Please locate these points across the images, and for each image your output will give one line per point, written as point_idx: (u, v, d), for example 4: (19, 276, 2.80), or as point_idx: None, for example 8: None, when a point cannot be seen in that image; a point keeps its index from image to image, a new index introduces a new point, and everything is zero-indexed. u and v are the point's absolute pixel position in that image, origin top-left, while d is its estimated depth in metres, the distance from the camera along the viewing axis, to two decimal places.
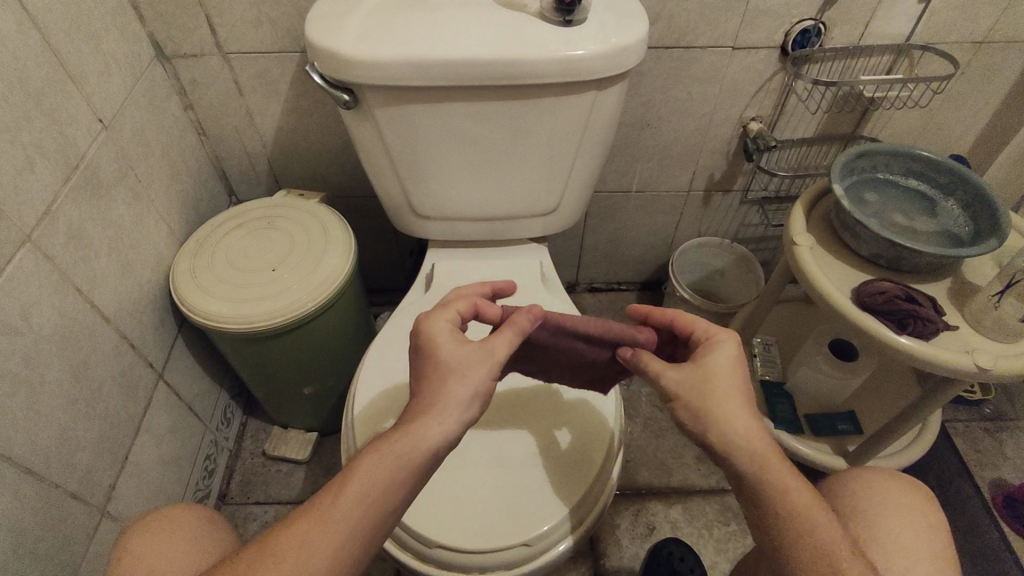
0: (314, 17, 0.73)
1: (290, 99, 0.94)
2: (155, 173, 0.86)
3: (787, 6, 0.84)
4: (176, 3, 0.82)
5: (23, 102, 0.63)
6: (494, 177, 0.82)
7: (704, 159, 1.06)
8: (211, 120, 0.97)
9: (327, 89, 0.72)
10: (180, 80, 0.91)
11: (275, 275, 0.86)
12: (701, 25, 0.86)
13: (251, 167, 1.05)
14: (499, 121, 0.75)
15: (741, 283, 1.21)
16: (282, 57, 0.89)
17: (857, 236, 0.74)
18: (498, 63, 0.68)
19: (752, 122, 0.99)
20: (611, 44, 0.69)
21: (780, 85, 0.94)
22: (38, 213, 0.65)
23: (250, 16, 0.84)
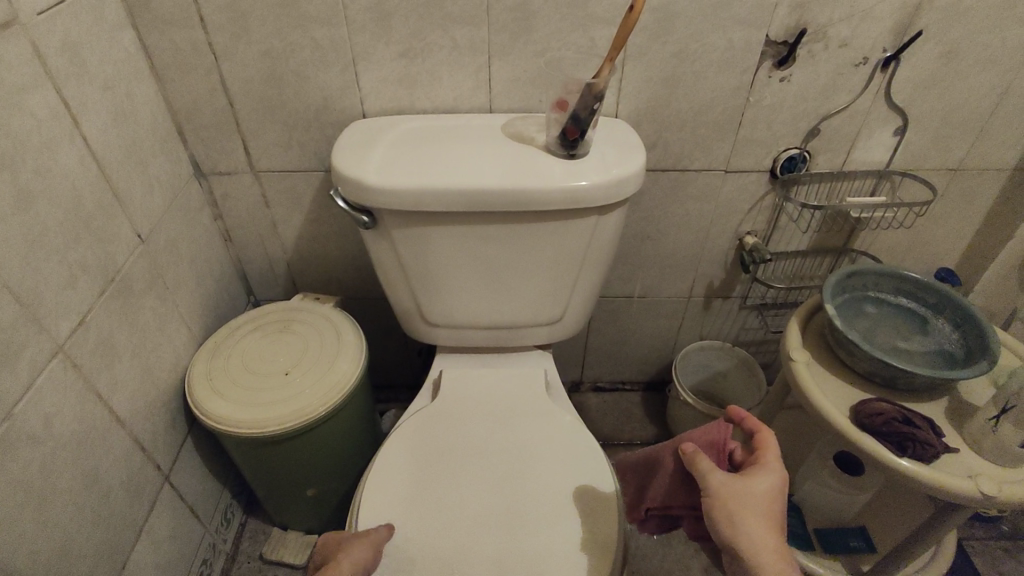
0: (342, 147, 0.81)
1: (313, 211, 1.01)
2: (181, 280, 0.92)
3: (774, 137, 0.92)
4: (218, 129, 0.91)
5: (75, 225, 0.69)
6: (502, 290, 0.86)
7: (702, 269, 1.11)
8: (238, 228, 1.04)
9: (350, 211, 0.78)
10: (212, 193, 0.99)
11: (287, 380, 0.89)
12: (695, 152, 0.94)
13: (271, 270, 1.11)
14: (508, 240, 0.80)
15: (744, 386, 1.22)
16: (308, 175, 0.96)
17: (851, 353, 0.76)
18: (507, 191, 0.74)
19: (747, 236, 1.04)
20: (611, 175, 0.75)
21: (772, 204, 1.01)
22: (73, 324, 0.69)
23: (282, 141, 0.92)
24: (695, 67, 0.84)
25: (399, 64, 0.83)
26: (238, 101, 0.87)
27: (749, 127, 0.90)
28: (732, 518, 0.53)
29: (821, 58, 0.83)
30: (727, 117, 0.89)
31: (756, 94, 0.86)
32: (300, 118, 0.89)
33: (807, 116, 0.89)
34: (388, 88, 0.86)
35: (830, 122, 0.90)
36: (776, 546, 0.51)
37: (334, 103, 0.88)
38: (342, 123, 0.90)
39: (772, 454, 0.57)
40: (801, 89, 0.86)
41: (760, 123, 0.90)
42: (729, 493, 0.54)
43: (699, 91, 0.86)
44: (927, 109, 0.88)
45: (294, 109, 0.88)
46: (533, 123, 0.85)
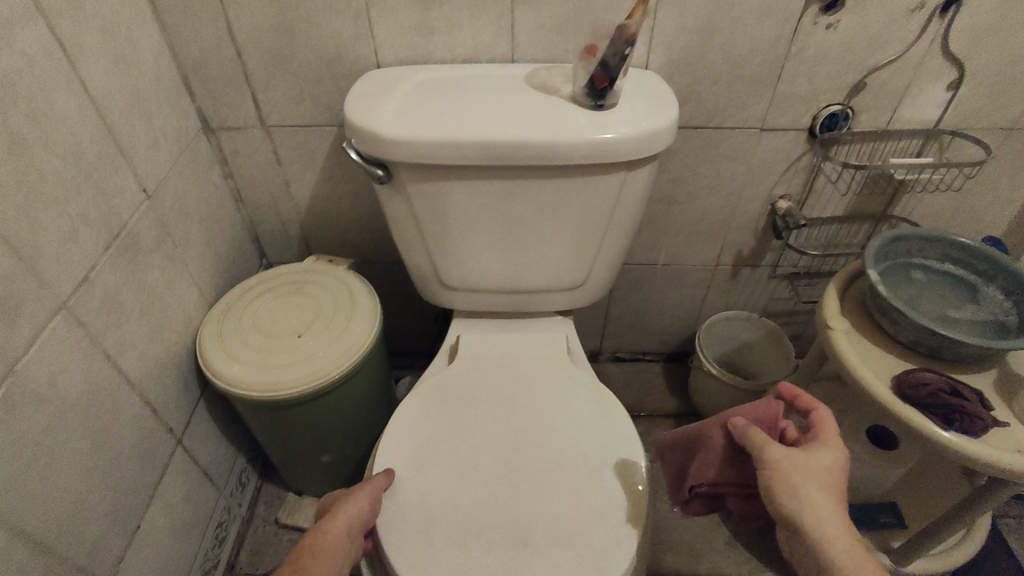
0: (356, 97, 0.76)
1: (325, 170, 0.97)
2: (191, 239, 0.89)
3: (815, 92, 0.86)
4: (226, 81, 0.87)
5: (74, 175, 0.65)
6: (522, 252, 0.82)
7: (731, 235, 1.06)
8: (249, 188, 1.00)
9: (364, 165, 0.74)
10: (222, 150, 0.95)
11: (301, 342, 0.86)
12: (730, 108, 0.88)
13: (283, 232, 1.07)
14: (531, 198, 0.76)
15: (769, 358, 1.17)
16: (320, 131, 0.92)
17: (895, 321, 0.71)
18: (531, 145, 0.69)
19: (781, 200, 0.99)
20: (642, 128, 0.70)
21: (809, 166, 0.95)
22: (77, 280, 0.66)
23: (293, 94, 0.88)
24: (733, 13, 0.78)
25: (416, 10, 0.78)
26: (246, 50, 0.83)
27: (788, 80, 0.84)
28: (798, 492, 0.50)
29: (872, 3, 0.76)
30: (766, 69, 0.83)
31: (798, 43, 0.80)
32: (312, 69, 0.85)
33: (853, 68, 0.83)
34: (404, 36, 0.81)
35: (877, 75, 0.83)
36: (845, 520, 0.49)
37: (347, 52, 0.83)
38: (355, 75, 0.86)
39: (831, 428, 0.55)
40: (848, 38, 0.80)
41: (801, 76, 0.84)
42: (786, 461, 0.52)
43: (737, 40, 0.80)
44: (985, 60, 0.81)
45: (306, 60, 0.84)
46: (558, 74, 0.79)
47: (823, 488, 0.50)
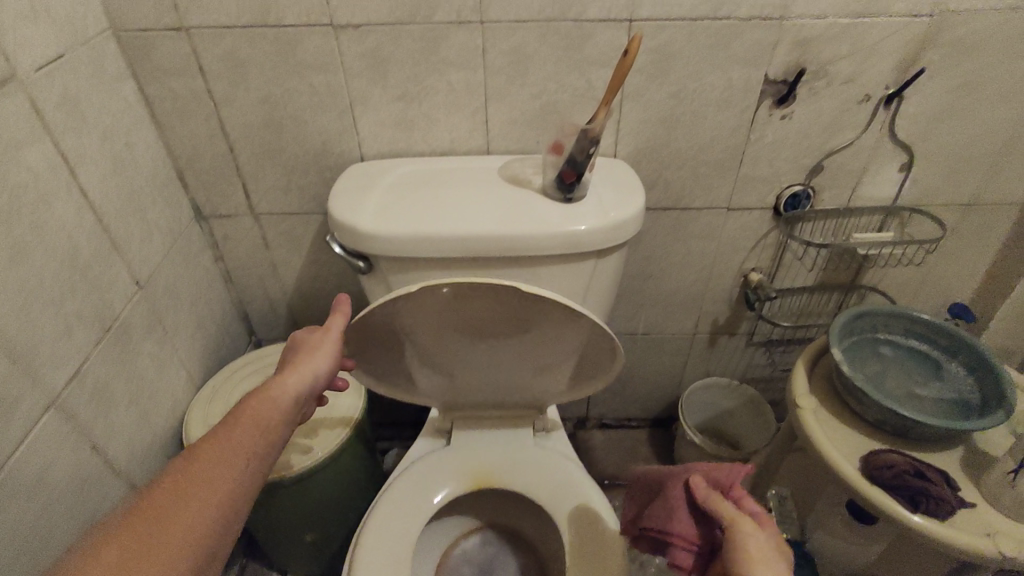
0: (338, 194, 0.80)
1: (312, 252, 1.01)
2: (181, 323, 0.92)
3: (776, 175, 0.90)
4: (218, 173, 0.91)
5: (71, 276, 0.69)
6: (500, 338, 0.84)
7: (707, 305, 1.09)
8: (238, 269, 1.04)
9: (346, 257, 0.78)
10: (213, 235, 0.99)
11: None
12: (697, 190, 0.92)
13: (271, 310, 1.10)
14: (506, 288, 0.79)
15: (750, 424, 1.19)
16: (308, 217, 0.96)
17: (862, 402, 0.73)
18: (504, 240, 0.73)
19: (752, 273, 1.02)
20: (610, 218, 0.74)
21: (776, 241, 0.99)
22: (69, 375, 0.68)
23: (282, 184, 0.92)
24: (693, 107, 0.83)
25: (396, 109, 0.84)
26: (238, 146, 0.88)
27: (750, 165, 0.89)
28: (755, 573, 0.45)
29: (822, 96, 0.82)
30: (728, 155, 0.88)
31: (756, 132, 0.85)
32: (299, 162, 0.90)
33: (811, 153, 0.88)
34: (385, 132, 0.86)
35: (833, 159, 0.88)
36: None
37: (332, 147, 0.88)
38: (340, 167, 0.90)
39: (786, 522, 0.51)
40: (803, 127, 0.85)
41: (762, 161, 0.88)
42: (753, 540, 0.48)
43: (699, 131, 0.85)
44: (934, 145, 0.86)
45: (293, 154, 0.89)
46: (529, 166, 0.84)
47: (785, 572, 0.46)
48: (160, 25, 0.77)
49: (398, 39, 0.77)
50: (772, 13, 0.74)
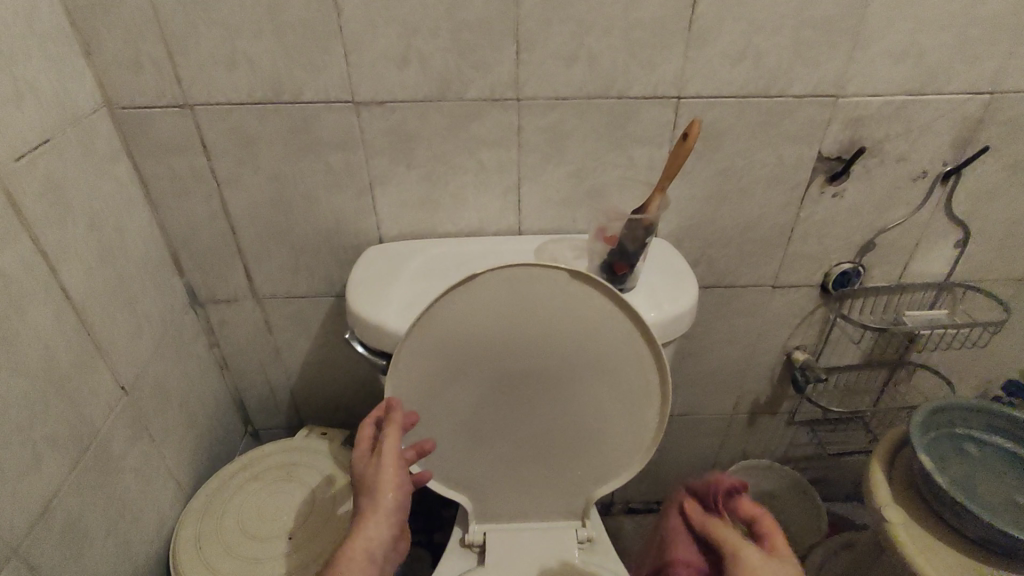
0: (358, 283, 0.72)
1: (320, 337, 0.92)
2: (171, 425, 0.81)
3: (825, 252, 0.84)
4: (217, 256, 0.83)
5: (44, 393, 0.58)
6: (539, 439, 0.72)
7: (746, 384, 1.01)
8: (237, 356, 0.94)
9: (369, 356, 0.70)
10: (210, 321, 0.89)
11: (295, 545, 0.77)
12: (740, 268, 0.86)
13: (272, 398, 1.00)
14: (549, 376, 0.67)
15: (795, 508, 1.10)
16: (316, 300, 0.88)
17: (959, 514, 0.64)
18: (558, 293, 0.64)
19: (797, 352, 0.96)
20: (664, 314, 0.68)
21: (822, 318, 0.93)
22: (35, 515, 0.57)
23: (288, 266, 0.84)
24: (741, 184, 0.77)
25: (420, 187, 0.77)
26: (241, 227, 0.80)
27: (799, 242, 0.83)
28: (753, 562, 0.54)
29: (876, 173, 0.76)
30: (775, 232, 0.82)
31: (807, 209, 0.80)
32: (309, 243, 0.82)
33: (861, 230, 0.82)
34: (407, 211, 0.79)
35: (885, 236, 0.83)
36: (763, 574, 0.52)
37: (348, 228, 0.80)
38: (356, 248, 0.83)
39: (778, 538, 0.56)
40: (855, 203, 0.79)
41: (811, 238, 0.83)
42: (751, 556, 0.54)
43: (746, 208, 0.80)
44: (991, 221, 0.82)
45: (304, 235, 0.81)
46: (568, 248, 0.77)
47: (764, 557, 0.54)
48: (160, 101, 0.69)
49: (426, 116, 0.70)
50: (828, 90, 0.69)
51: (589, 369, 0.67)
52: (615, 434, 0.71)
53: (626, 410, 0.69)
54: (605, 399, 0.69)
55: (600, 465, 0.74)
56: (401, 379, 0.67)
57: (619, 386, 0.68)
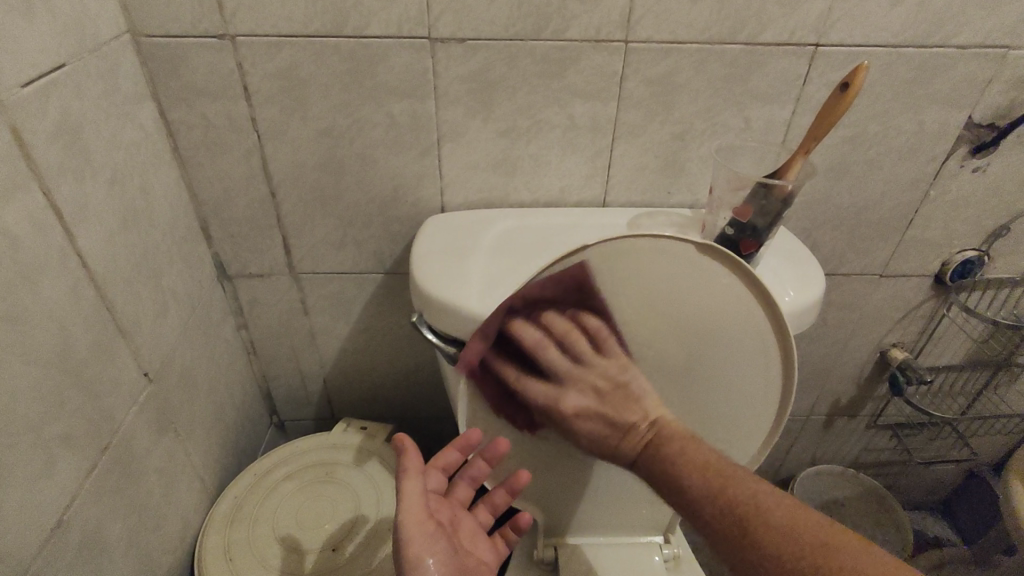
0: (424, 261, 0.61)
1: (363, 320, 0.81)
2: (196, 418, 0.70)
3: (948, 238, 0.74)
4: (252, 224, 0.71)
5: (59, 383, 0.47)
6: None
7: (831, 383, 0.91)
8: (266, 339, 0.83)
9: (440, 345, 0.59)
10: (237, 298, 0.78)
11: (339, 559, 0.67)
12: (849, 254, 0.75)
13: (302, 387, 0.89)
14: (651, 370, 0.56)
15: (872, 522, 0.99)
16: (362, 278, 0.76)
17: None
18: (676, 274, 0.52)
19: (895, 348, 0.85)
20: (794, 302, 0.58)
21: (928, 313, 0.82)
22: (45, 533, 0.46)
23: (333, 237, 0.73)
24: (869, 155, 0.66)
25: (497, 147, 0.66)
26: (283, 190, 0.68)
27: (920, 225, 0.73)
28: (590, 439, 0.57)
29: None
30: (896, 214, 0.72)
31: (938, 187, 0.69)
32: (360, 211, 0.70)
33: (995, 213, 0.72)
34: (477, 176, 0.68)
35: (1020, 221, 0.72)
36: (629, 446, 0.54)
37: (406, 193, 0.69)
38: (412, 218, 0.71)
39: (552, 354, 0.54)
40: (994, 182, 0.69)
41: (935, 221, 0.72)
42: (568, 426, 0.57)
43: (869, 184, 0.69)
44: None
45: (354, 201, 0.69)
46: (663, 223, 0.66)
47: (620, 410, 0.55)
48: (196, 31, 0.57)
49: (515, 60, 0.59)
50: (996, 42, 0.59)
51: (700, 364, 0.56)
52: (723, 436, 0.61)
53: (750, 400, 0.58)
54: (716, 399, 0.58)
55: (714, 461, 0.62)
56: (478, 375, 0.57)
57: (745, 376, 0.56)
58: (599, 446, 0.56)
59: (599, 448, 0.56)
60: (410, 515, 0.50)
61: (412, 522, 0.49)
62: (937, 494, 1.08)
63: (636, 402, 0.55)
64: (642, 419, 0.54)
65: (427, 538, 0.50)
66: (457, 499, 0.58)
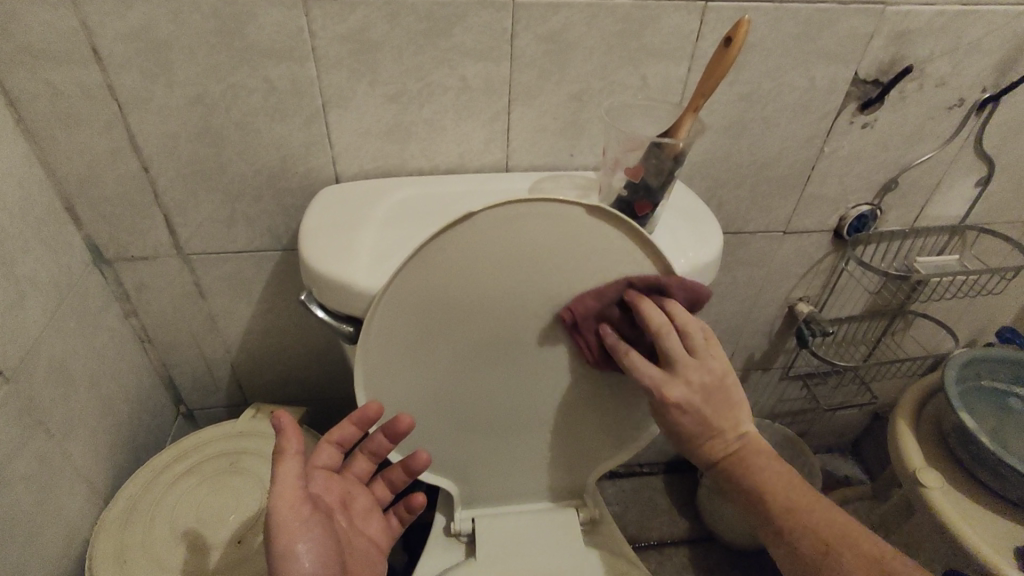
0: (311, 235, 0.58)
1: (264, 301, 0.77)
2: (76, 416, 0.65)
3: (844, 192, 0.76)
4: (126, 203, 0.65)
5: None
6: (541, 408, 0.61)
7: (744, 339, 0.94)
8: (160, 327, 0.77)
9: (332, 323, 0.56)
10: (121, 283, 0.72)
11: (242, 552, 0.64)
12: (752, 211, 0.76)
13: (207, 374, 0.84)
14: (556, 333, 0.56)
15: None
16: (257, 256, 0.72)
17: (1005, 479, 0.61)
18: (566, 231, 0.51)
19: (800, 303, 0.88)
20: (691, 262, 0.58)
21: (830, 266, 0.85)
22: None
23: (219, 214, 0.68)
24: (765, 113, 0.67)
25: (387, 113, 0.62)
26: (156, 165, 0.62)
27: (818, 182, 0.74)
28: (692, 433, 0.52)
29: (912, 101, 0.68)
30: (794, 171, 0.73)
31: (832, 142, 0.71)
32: (246, 185, 0.66)
33: (885, 167, 0.74)
34: (369, 144, 0.64)
35: (908, 173, 0.75)
36: (723, 440, 0.51)
37: (295, 164, 0.65)
38: (305, 190, 0.67)
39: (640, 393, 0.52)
40: (883, 136, 0.71)
41: (831, 176, 0.74)
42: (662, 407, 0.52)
43: (766, 141, 0.69)
44: (1015, 156, 0.76)
45: (238, 173, 0.65)
46: (565, 186, 0.65)
47: (724, 411, 0.51)
48: None
49: (395, 18, 0.56)
50: None
51: None
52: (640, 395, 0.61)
53: None
54: None
55: (628, 421, 0.63)
56: (374, 346, 0.54)
57: None
58: (702, 431, 0.51)
59: (702, 433, 0.51)
60: (285, 499, 0.48)
61: (286, 505, 0.48)
62: (847, 437, 1.15)
63: (731, 414, 0.51)
64: (733, 430, 0.51)
65: (304, 522, 0.48)
66: (355, 474, 0.59)
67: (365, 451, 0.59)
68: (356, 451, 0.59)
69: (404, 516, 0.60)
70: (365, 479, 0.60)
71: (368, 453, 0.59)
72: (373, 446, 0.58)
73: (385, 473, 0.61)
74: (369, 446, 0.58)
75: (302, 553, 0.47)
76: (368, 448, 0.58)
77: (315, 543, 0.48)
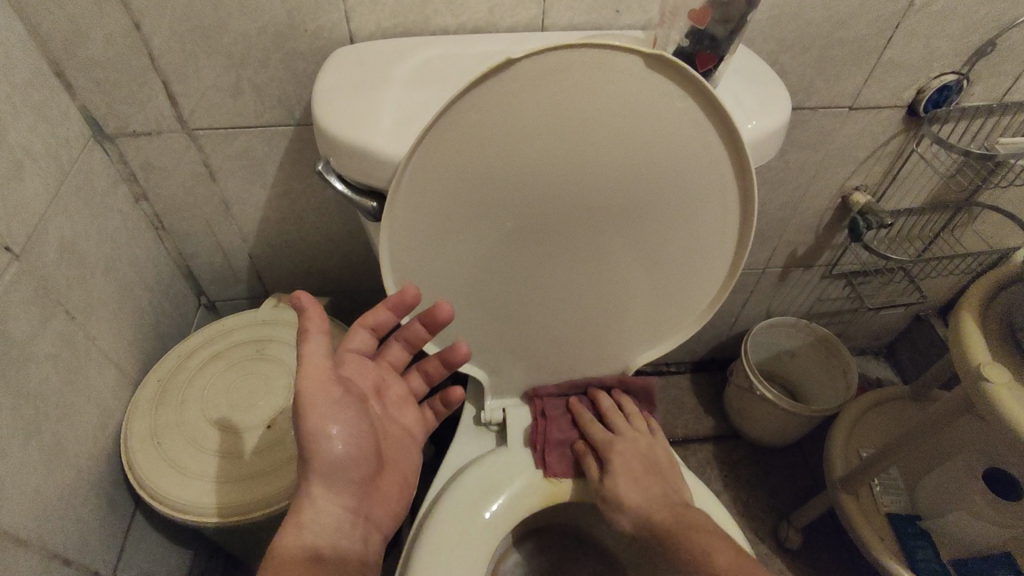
0: (326, 100, 0.51)
1: (279, 185, 0.72)
2: (94, 301, 0.62)
3: (928, 58, 0.66)
4: (120, 67, 0.58)
5: None
6: (580, 295, 0.57)
7: (790, 233, 0.87)
8: (172, 212, 0.73)
9: (353, 198, 0.51)
10: (126, 162, 0.67)
11: (273, 437, 0.63)
12: (819, 82, 0.67)
13: (226, 264, 0.81)
14: (601, 213, 0.50)
15: (822, 368, 1.01)
16: (268, 133, 0.66)
17: None
18: (620, 87, 0.44)
19: (857, 192, 0.81)
20: (758, 129, 0.51)
21: (896, 150, 0.77)
22: None
23: (224, 82, 0.61)
24: None
25: None
26: (147, 20, 0.55)
27: (900, 45, 0.65)
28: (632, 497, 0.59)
29: None
30: (874, 31, 0.63)
31: None
32: (251, 46, 0.58)
33: (982, 27, 0.64)
34: None
35: (1008, 34, 0.65)
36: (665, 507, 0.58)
37: (303, 20, 0.57)
38: (316, 53, 0.60)
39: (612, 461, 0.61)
40: None
41: (917, 38, 0.64)
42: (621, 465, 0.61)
43: None
44: None
45: (240, 32, 0.57)
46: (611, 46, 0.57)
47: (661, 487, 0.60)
48: None
49: None
50: None
51: (654, 203, 0.50)
52: (688, 280, 0.57)
53: (712, 235, 0.53)
54: (676, 242, 0.53)
55: (672, 308, 0.60)
56: (404, 228, 0.50)
57: (701, 213, 0.51)
58: (644, 498, 0.59)
59: (641, 495, 0.59)
60: (311, 381, 0.46)
61: (313, 385, 0.46)
62: (884, 340, 1.12)
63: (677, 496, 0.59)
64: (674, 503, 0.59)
65: (333, 404, 0.47)
66: (389, 360, 0.57)
67: (400, 339, 0.57)
68: (391, 338, 0.57)
69: (439, 411, 0.61)
70: (399, 367, 0.59)
71: (401, 341, 0.57)
72: (407, 336, 0.56)
73: (421, 363, 0.59)
74: (403, 335, 0.56)
75: (331, 434, 0.46)
76: (403, 337, 0.56)
77: (344, 426, 0.47)
